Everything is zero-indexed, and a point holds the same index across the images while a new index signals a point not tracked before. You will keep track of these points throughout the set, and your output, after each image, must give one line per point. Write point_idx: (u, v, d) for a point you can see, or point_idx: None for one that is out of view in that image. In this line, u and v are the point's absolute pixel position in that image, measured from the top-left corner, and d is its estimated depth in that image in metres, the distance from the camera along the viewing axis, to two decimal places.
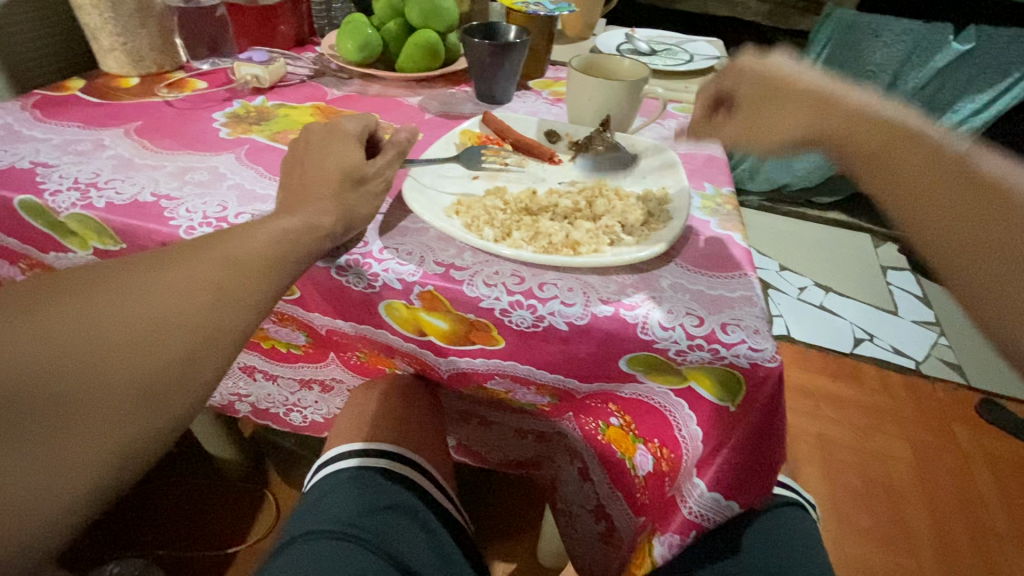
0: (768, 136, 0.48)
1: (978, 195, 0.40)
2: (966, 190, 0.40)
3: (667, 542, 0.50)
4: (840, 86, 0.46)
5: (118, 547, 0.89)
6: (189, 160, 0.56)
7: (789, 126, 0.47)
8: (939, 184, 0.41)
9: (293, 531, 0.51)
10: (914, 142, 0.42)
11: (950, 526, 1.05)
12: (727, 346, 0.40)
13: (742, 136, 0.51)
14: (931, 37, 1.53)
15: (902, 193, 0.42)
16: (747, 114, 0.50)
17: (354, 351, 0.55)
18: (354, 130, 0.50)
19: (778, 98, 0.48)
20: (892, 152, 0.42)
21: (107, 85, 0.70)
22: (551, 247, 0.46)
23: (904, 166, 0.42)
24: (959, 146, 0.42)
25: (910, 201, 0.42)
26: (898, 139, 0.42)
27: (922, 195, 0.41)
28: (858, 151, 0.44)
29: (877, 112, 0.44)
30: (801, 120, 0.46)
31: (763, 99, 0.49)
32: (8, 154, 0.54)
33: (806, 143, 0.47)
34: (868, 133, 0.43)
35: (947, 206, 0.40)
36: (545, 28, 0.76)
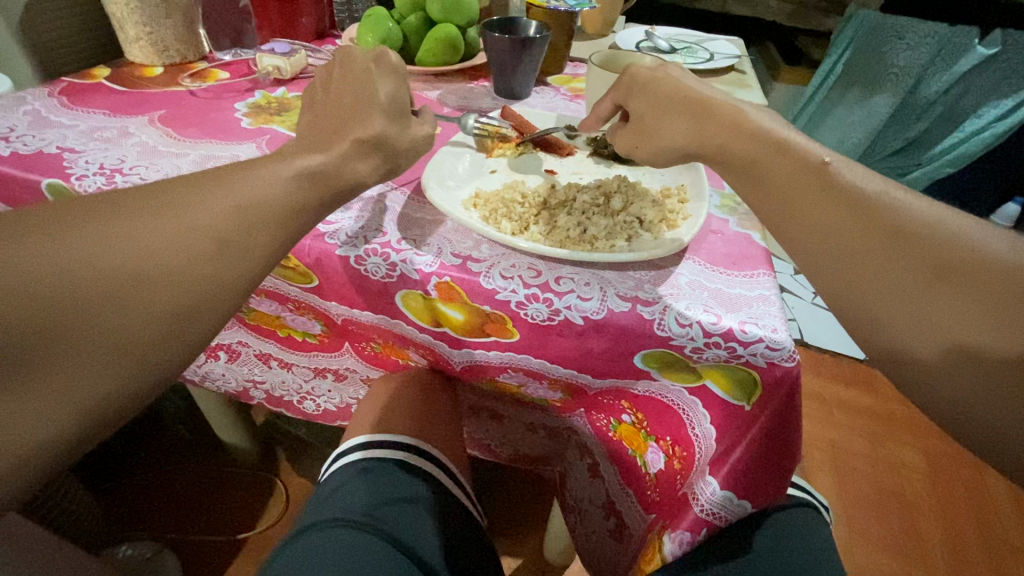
0: (649, 149, 0.47)
1: (837, 205, 0.36)
2: (825, 197, 0.37)
3: (678, 539, 0.50)
4: (720, 96, 0.45)
5: (131, 529, 0.91)
6: (211, 148, 0.56)
7: (667, 140, 0.45)
8: (797, 193, 0.38)
9: (307, 520, 0.51)
10: (783, 153, 0.39)
11: (963, 538, 1.03)
12: (744, 345, 0.40)
13: (632, 150, 0.49)
14: (955, 41, 1.48)
15: (767, 205, 0.40)
16: (636, 128, 0.48)
17: (368, 342, 0.56)
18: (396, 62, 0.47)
19: (657, 112, 0.46)
20: (755, 163, 0.40)
21: (132, 74, 0.71)
22: (568, 241, 0.46)
23: (768, 175, 0.39)
24: (825, 156, 0.39)
25: (778, 217, 0.39)
26: (762, 150, 0.40)
27: (784, 213, 0.38)
28: (724, 162, 0.42)
29: (748, 120, 0.42)
30: (674, 130, 0.45)
31: (647, 113, 0.47)
32: (36, 139, 0.55)
33: (683, 156, 0.45)
34: (733, 143, 0.41)
35: (807, 215, 0.37)
36: (566, 24, 0.76)
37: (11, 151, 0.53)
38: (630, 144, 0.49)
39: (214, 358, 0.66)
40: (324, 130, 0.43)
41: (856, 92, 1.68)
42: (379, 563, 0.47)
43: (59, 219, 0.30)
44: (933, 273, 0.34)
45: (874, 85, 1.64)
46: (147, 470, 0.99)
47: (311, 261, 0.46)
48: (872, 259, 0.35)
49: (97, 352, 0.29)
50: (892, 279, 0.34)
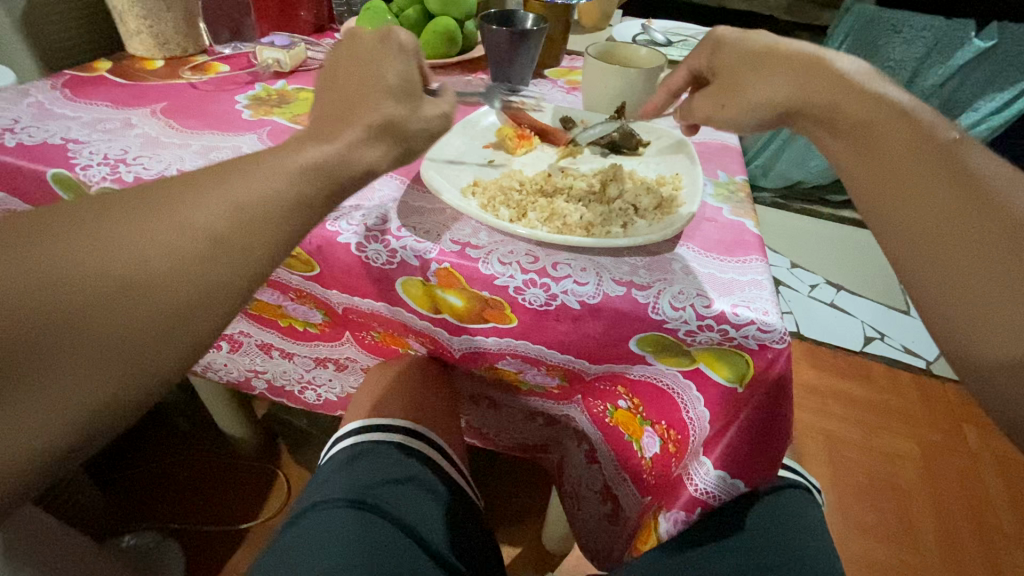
0: (742, 103, 0.44)
1: (943, 181, 0.34)
2: (933, 172, 0.35)
3: (672, 519, 0.51)
4: (836, 57, 0.41)
5: (134, 519, 0.92)
6: (212, 139, 0.57)
7: (766, 94, 0.43)
8: (906, 164, 0.36)
9: (308, 501, 0.52)
10: (899, 121, 0.37)
11: (957, 527, 1.05)
12: (736, 328, 0.41)
13: (716, 110, 0.47)
14: (951, 34, 1.50)
15: (871, 169, 0.37)
16: (731, 84, 0.46)
17: (369, 330, 0.57)
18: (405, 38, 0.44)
19: (759, 69, 0.43)
20: (868, 126, 0.37)
21: (133, 67, 0.71)
22: (565, 228, 0.47)
23: (875, 142, 0.37)
24: (947, 133, 0.36)
25: (878, 184, 0.36)
26: (880, 114, 0.37)
27: (889, 182, 0.36)
28: (830, 121, 0.39)
29: (862, 83, 0.39)
30: (779, 84, 0.42)
31: (747, 67, 0.45)
32: (40, 130, 0.56)
33: (782, 112, 0.42)
34: (845, 104, 0.38)
35: (910, 188, 0.35)
36: (562, 16, 0.77)
37: (16, 142, 0.54)
38: (721, 98, 0.47)
39: (217, 348, 0.67)
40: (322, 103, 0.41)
41: None
42: (380, 540, 0.48)
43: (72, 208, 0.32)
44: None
45: None
46: (151, 460, 1.00)
47: (313, 249, 0.47)
48: (973, 244, 0.33)
49: (97, 338, 0.29)
50: (981, 266, 0.32)
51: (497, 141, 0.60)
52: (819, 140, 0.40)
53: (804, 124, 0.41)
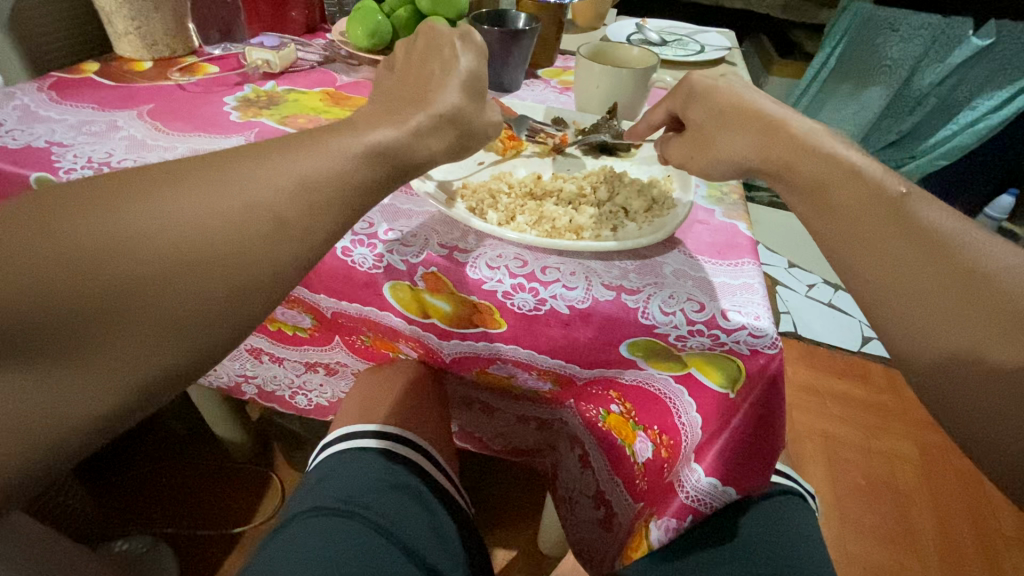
0: (710, 157, 0.46)
1: (900, 238, 0.35)
2: (888, 228, 0.35)
3: (664, 526, 0.49)
4: (795, 115, 0.42)
5: (127, 524, 0.91)
6: (200, 142, 0.57)
7: (731, 151, 0.44)
8: (860, 222, 0.36)
9: (294, 509, 0.52)
10: (852, 179, 0.37)
11: (955, 528, 1.04)
12: (727, 332, 0.41)
13: (688, 158, 0.48)
14: (949, 32, 1.49)
15: (826, 228, 0.37)
16: (699, 138, 0.47)
17: (358, 335, 0.56)
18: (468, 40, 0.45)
19: (722, 127, 0.45)
20: (821, 186, 0.38)
21: (121, 69, 0.71)
22: (554, 231, 0.47)
23: (835, 198, 0.37)
24: (906, 188, 0.36)
25: (836, 240, 0.37)
26: (834, 171, 0.38)
27: (847, 238, 0.36)
28: (788, 182, 0.40)
29: (814, 142, 0.39)
30: (741, 143, 0.43)
31: (712, 124, 0.46)
32: (24, 134, 0.55)
33: (746, 170, 0.43)
34: (798, 163, 0.39)
35: (863, 246, 0.35)
36: (555, 16, 0.76)
37: (0, 146, 0.53)
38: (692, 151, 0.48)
39: None
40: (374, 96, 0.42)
41: (849, 85, 1.68)
42: (369, 551, 0.47)
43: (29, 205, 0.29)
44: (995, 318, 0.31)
45: (867, 78, 1.64)
46: (142, 466, 0.99)
47: None
48: (928, 300, 0.33)
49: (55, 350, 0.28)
50: (939, 311, 0.32)
51: (487, 143, 0.59)
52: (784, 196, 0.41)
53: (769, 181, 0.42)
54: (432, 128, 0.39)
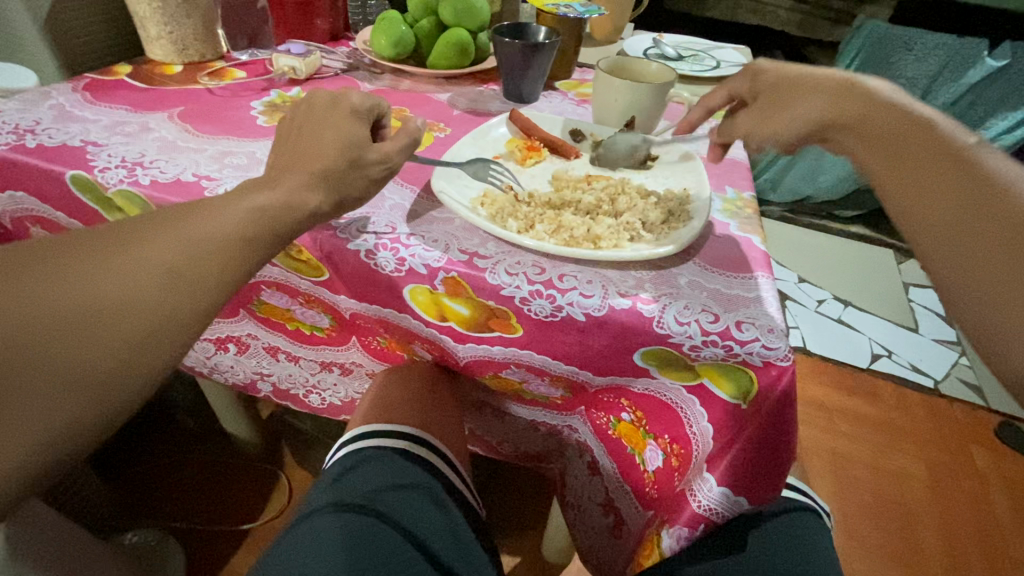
0: (779, 122, 0.46)
1: (986, 193, 0.36)
2: (972, 181, 0.36)
3: (675, 534, 0.50)
4: (865, 76, 0.43)
5: (137, 517, 0.93)
6: (228, 144, 0.58)
7: (804, 112, 0.44)
8: (936, 174, 0.37)
9: (311, 506, 0.53)
10: (927, 131, 0.39)
11: (963, 549, 1.03)
12: (741, 344, 0.41)
13: (758, 128, 0.48)
14: (964, 52, 1.51)
15: (900, 180, 0.38)
16: (768, 105, 0.47)
17: (375, 336, 0.58)
18: (358, 105, 0.48)
19: (796, 93, 0.45)
20: (899, 137, 0.39)
21: (152, 71, 0.73)
22: (573, 240, 0.48)
23: (913, 155, 0.38)
24: (979, 144, 0.38)
25: (909, 195, 0.38)
26: (911, 124, 0.39)
27: (920, 192, 0.37)
28: (865, 132, 0.40)
29: (890, 97, 0.41)
30: (816, 102, 0.43)
31: (783, 92, 0.46)
32: (60, 133, 0.57)
33: (815, 129, 0.43)
34: (876, 115, 0.40)
35: (935, 198, 0.37)
36: (574, 29, 0.78)
37: (37, 143, 0.55)
38: (758, 118, 0.48)
39: (225, 349, 0.68)
40: (278, 152, 0.45)
41: None
42: (378, 546, 0.48)
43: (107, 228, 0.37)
44: None
45: None
46: (153, 459, 1.01)
47: (322, 254, 0.48)
48: (1020, 256, 0.34)
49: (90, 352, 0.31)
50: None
51: (507, 152, 0.60)
52: (856, 152, 0.41)
53: (839, 138, 0.42)
54: (321, 184, 0.42)
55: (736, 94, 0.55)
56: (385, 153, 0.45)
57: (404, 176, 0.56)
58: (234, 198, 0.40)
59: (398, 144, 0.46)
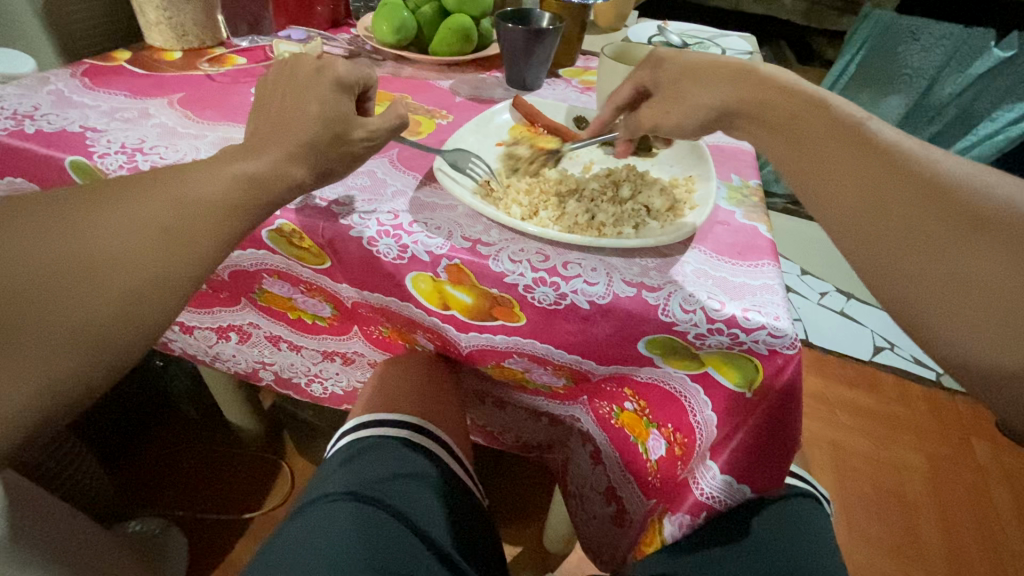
0: (683, 114, 0.47)
1: (870, 161, 0.37)
2: (864, 158, 0.37)
3: (679, 523, 0.50)
4: (761, 64, 0.44)
5: (140, 507, 0.93)
6: (229, 131, 0.58)
7: (700, 103, 0.45)
8: (833, 151, 0.38)
9: (314, 494, 0.53)
10: (821, 112, 0.40)
11: (962, 540, 1.03)
12: (747, 332, 0.41)
13: (663, 117, 0.49)
14: (971, 43, 1.48)
15: (799, 161, 0.40)
16: (668, 95, 0.48)
17: (377, 325, 0.57)
18: (345, 76, 0.47)
19: (690, 81, 0.46)
20: (793, 120, 0.40)
21: (151, 58, 0.72)
22: (576, 228, 0.47)
23: (802, 134, 0.40)
24: (868, 123, 0.39)
25: (806, 169, 0.39)
26: (801, 106, 0.41)
27: (818, 168, 0.38)
28: (762, 118, 0.42)
29: (786, 83, 0.42)
30: (715, 92, 0.44)
31: (682, 78, 0.47)
32: (59, 118, 0.56)
33: (719, 117, 0.45)
34: (771, 102, 0.42)
35: (833, 173, 0.38)
36: (578, 15, 0.77)
37: (36, 129, 0.54)
38: (665, 107, 0.49)
39: (226, 338, 0.68)
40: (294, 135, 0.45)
41: (867, 94, 1.67)
42: (386, 534, 0.48)
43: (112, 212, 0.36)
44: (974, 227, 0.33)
45: (887, 87, 1.63)
46: (155, 449, 1.01)
47: (323, 241, 0.47)
48: (914, 218, 0.35)
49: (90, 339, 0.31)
50: (923, 222, 0.34)
51: (510, 139, 0.60)
52: (759, 138, 0.43)
53: (739, 125, 0.44)
54: None
55: (642, 86, 0.53)
56: (371, 129, 0.45)
57: (407, 163, 0.56)
58: (235, 179, 0.40)
59: (386, 121, 0.45)
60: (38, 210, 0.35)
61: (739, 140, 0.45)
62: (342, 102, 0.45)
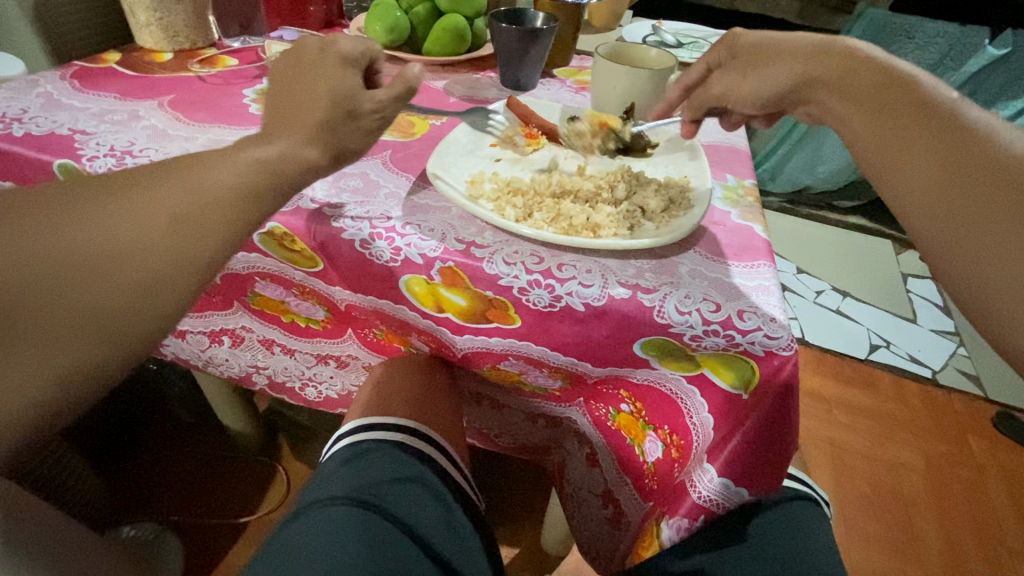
0: (762, 76, 0.48)
1: (947, 132, 0.36)
2: (945, 130, 0.36)
3: (675, 526, 0.48)
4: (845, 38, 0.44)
5: (133, 512, 0.92)
6: (220, 133, 0.57)
7: (779, 72, 0.46)
8: (911, 118, 0.37)
9: (308, 498, 0.52)
10: (908, 84, 0.39)
11: (959, 537, 1.04)
12: (742, 333, 0.40)
13: (737, 83, 0.51)
14: (964, 41, 1.51)
15: (873, 130, 0.39)
16: (751, 65, 0.49)
17: (371, 328, 0.57)
18: (349, 52, 0.46)
19: (775, 52, 0.47)
20: (875, 87, 0.40)
21: (142, 59, 0.71)
22: (571, 229, 0.47)
23: (882, 101, 0.39)
24: (950, 94, 0.38)
25: (876, 137, 0.39)
26: (884, 76, 0.40)
27: (891, 135, 0.38)
28: (846, 85, 0.41)
29: (874, 57, 0.42)
30: (790, 64, 0.46)
31: (757, 55, 0.49)
32: (47, 121, 0.56)
33: (797, 86, 0.45)
34: (855, 70, 0.41)
35: (906, 142, 0.37)
36: (572, 15, 0.76)
37: (24, 132, 0.53)
38: (740, 75, 0.50)
39: (219, 342, 0.67)
40: None
41: None
42: (381, 538, 0.48)
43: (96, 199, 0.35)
44: None
45: None
46: (148, 453, 1.00)
47: (316, 244, 0.47)
48: (988, 195, 0.33)
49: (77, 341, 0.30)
50: (994, 205, 0.33)
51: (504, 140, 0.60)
52: (829, 106, 0.43)
53: (815, 94, 0.44)
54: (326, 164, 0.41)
55: (715, 62, 0.55)
56: (379, 101, 0.44)
57: (400, 165, 0.55)
58: (221, 161, 0.38)
59: (393, 92, 0.45)
60: (21, 200, 0.34)
61: (816, 112, 0.45)
62: (349, 76, 0.44)
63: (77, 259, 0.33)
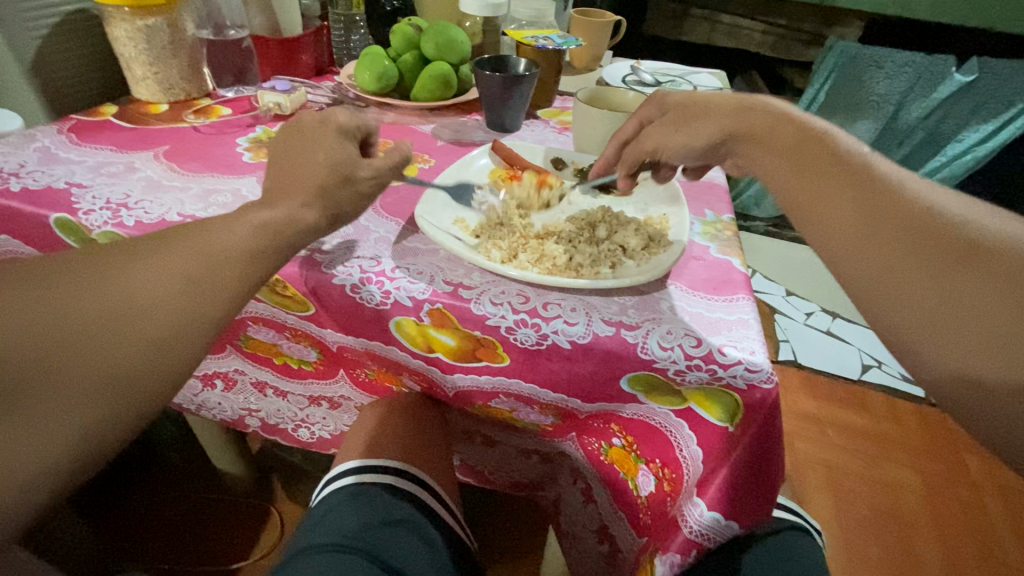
0: (685, 137, 0.49)
1: (862, 191, 0.38)
2: (858, 189, 0.38)
3: (669, 562, 0.49)
4: (760, 98, 0.47)
5: (123, 561, 0.90)
6: (213, 182, 0.59)
7: (707, 131, 0.48)
8: (828, 180, 0.40)
9: (299, 545, 0.52)
10: (820, 144, 0.42)
11: (962, 558, 1.03)
12: (724, 367, 0.41)
13: (670, 135, 0.51)
14: (932, 69, 1.56)
15: (800, 187, 0.41)
16: (677, 120, 0.51)
17: (363, 368, 0.58)
18: (346, 124, 0.48)
19: (699, 109, 0.49)
20: (792, 147, 0.43)
21: (138, 111, 0.74)
22: (555, 269, 0.48)
23: (798, 161, 0.42)
24: (860, 153, 0.41)
25: (802, 194, 0.41)
26: (795, 136, 0.43)
27: (813, 192, 0.40)
28: (764, 143, 0.44)
29: (788, 117, 0.45)
30: (716, 125, 0.47)
31: (685, 113, 0.51)
32: (45, 174, 0.57)
33: (724, 140, 0.47)
34: (773, 130, 0.44)
35: (826, 202, 0.39)
36: (553, 60, 0.80)
37: (21, 186, 0.55)
38: (669, 131, 0.51)
39: (212, 386, 0.67)
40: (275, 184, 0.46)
41: (838, 119, 1.74)
42: None
43: (101, 262, 0.36)
44: (976, 275, 0.33)
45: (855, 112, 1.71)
46: (138, 499, 0.98)
47: (307, 289, 0.48)
48: (904, 249, 0.35)
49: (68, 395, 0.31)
50: (914, 259, 0.35)
51: (490, 181, 0.62)
52: (753, 159, 0.45)
53: (741, 150, 0.47)
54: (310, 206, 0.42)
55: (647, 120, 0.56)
56: (375, 169, 0.46)
57: (390, 209, 0.57)
58: (218, 225, 0.40)
59: (387, 161, 0.47)
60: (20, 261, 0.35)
61: (739, 164, 0.47)
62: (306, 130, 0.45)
63: (70, 313, 0.34)
